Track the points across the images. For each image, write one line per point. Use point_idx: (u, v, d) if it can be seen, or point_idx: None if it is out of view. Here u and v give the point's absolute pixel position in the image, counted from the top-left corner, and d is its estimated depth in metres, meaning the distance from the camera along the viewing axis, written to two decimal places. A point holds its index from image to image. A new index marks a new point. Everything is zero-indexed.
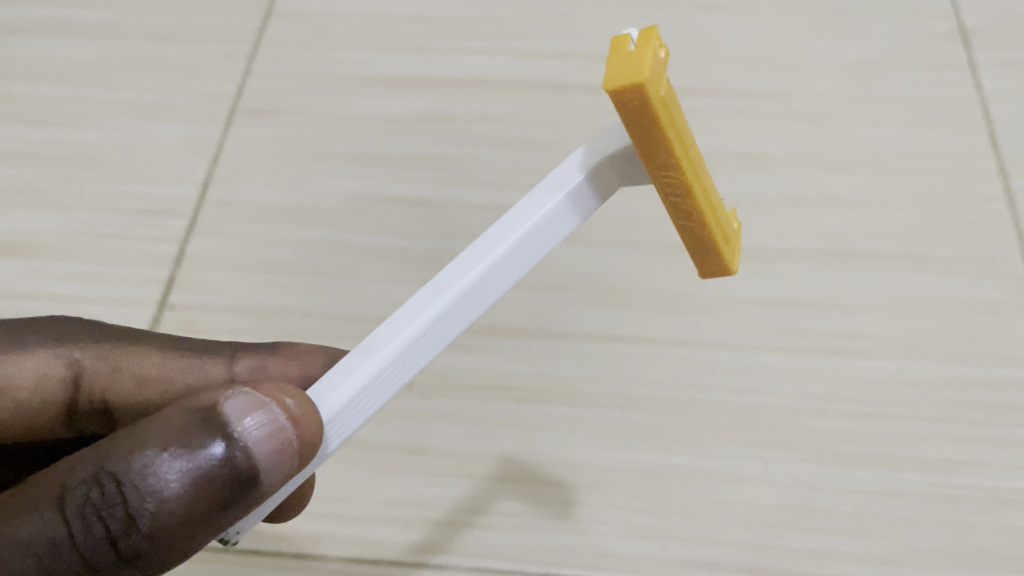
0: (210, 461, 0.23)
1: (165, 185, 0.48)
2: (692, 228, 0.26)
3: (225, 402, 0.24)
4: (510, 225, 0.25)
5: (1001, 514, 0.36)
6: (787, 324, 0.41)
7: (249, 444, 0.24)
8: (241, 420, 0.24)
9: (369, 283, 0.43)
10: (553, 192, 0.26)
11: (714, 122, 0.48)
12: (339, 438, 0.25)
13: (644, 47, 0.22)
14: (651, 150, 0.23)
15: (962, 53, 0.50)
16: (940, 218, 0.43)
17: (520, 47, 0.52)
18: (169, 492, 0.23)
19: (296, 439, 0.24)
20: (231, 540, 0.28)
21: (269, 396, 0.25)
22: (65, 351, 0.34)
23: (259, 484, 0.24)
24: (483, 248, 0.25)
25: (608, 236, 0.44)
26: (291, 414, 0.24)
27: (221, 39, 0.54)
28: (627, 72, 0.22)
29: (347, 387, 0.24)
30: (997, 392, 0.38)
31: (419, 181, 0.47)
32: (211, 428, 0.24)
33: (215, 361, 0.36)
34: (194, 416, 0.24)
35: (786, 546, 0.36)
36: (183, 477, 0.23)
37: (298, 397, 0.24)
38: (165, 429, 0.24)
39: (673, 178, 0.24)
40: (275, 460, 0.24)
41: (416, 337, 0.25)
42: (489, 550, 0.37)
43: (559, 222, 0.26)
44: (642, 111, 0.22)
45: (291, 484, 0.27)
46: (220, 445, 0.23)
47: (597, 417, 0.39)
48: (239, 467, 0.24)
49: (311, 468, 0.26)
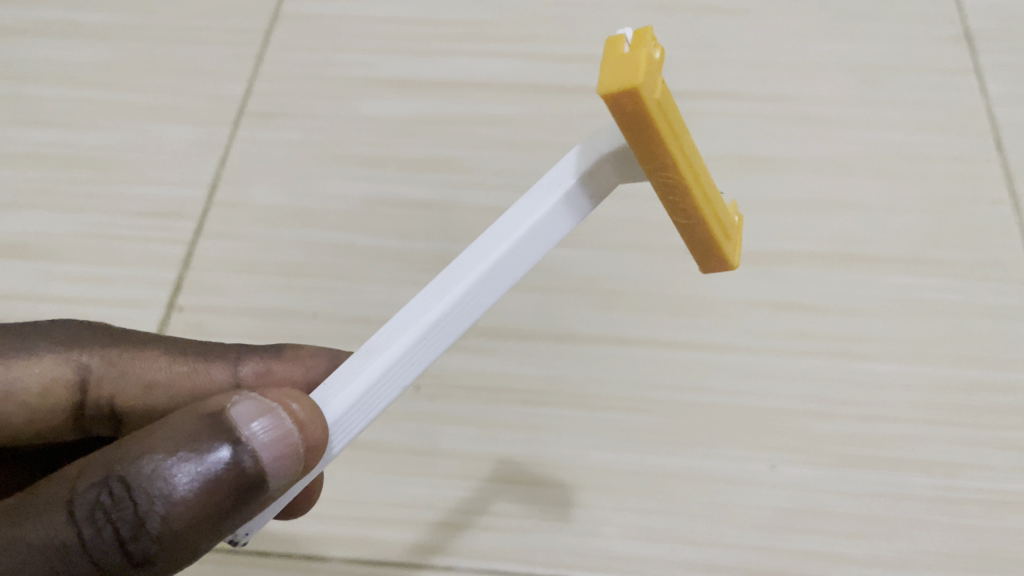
0: (218, 465, 0.23)
1: (174, 186, 0.48)
2: (691, 226, 0.26)
3: (233, 406, 0.25)
4: (508, 226, 0.26)
5: (1007, 517, 0.36)
6: (791, 327, 0.41)
7: (256, 448, 0.24)
8: (249, 425, 0.24)
9: (375, 285, 0.44)
10: (549, 193, 0.26)
11: (719, 125, 0.48)
12: (343, 442, 0.25)
13: (638, 49, 0.22)
14: (647, 151, 0.24)
15: (967, 56, 0.50)
16: (945, 222, 0.44)
17: (525, 50, 0.52)
18: (177, 495, 0.23)
19: (302, 442, 0.24)
20: (240, 541, 0.28)
21: (276, 401, 0.25)
22: (73, 355, 0.35)
23: (266, 488, 0.24)
24: (481, 250, 0.25)
25: (613, 238, 0.45)
26: (297, 418, 0.24)
27: (227, 41, 0.54)
28: (621, 75, 0.22)
29: (349, 391, 0.25)
30: (1002, 395, 0.39)
31: (425, 183, 0.47)
32: (218, 432, 0.24)
33: (221, 365, 0.36)
34: (203, 421, 0.24)
35: (792, 548, 0.36)
36: (193, 481, 0.23)
37: (303, 401, 0.24)
38: (174, 433, 0.24)
39: (671, 178, 0.25)
40: (282, 464, 0.24)
41: (417, 340, 0.25)
42: (496, 551, 0.37)
43: (557, 223, 0.26)
44: (636, 114, 0.22)
45: (298, 488, 0.27)
46: (228, 449, 0.24)
47: (603, 419, 0.39)
48: (246, 471, 0.24)
49: (317, 472, 0.26)
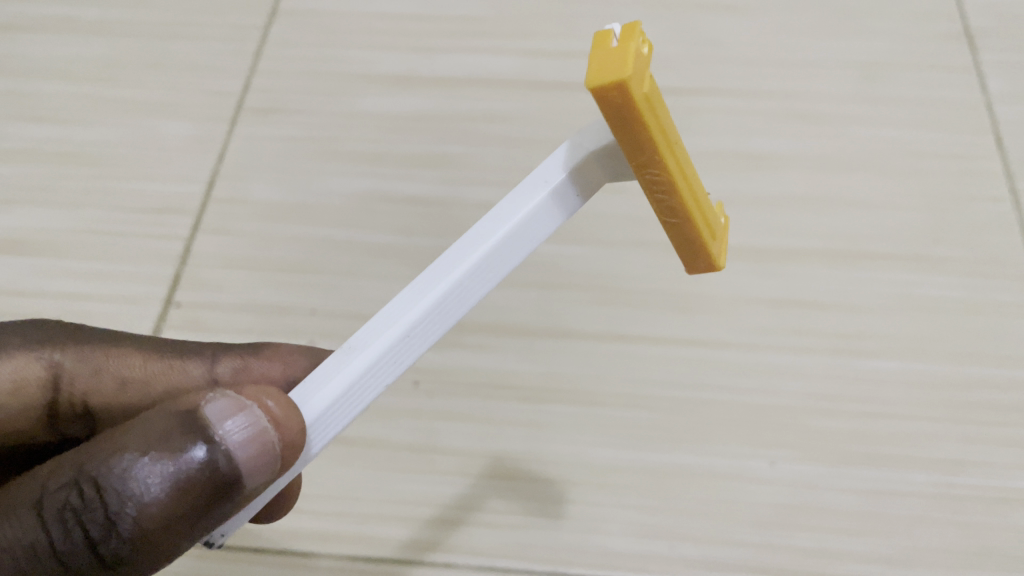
0: (191, 464, 0.23)
1: (172, 182, 0.48)
2: (678, 225, 0.26)
3: (207, 404, 0.24)
4: (495, 222, 0.25)
5: (1006, 514, 0.36)
6: (792, 324, 0.41)
7: (230, 447, 0.24)
8: (223, 423, 0.24)
9: (373, 282, 0.44)
10: (536, 190, 0.26)
11: (718, 122, 0.48)
12: (321, 442, 0.25)
13: (626, 43, 0.22)
14: (635, 147, 0.23)
15: (967, 54, 0.50)
16: (946, 218, 0.44)
17: (525, 46, 0.52)
18: (149, 496, 0.23)
19: (277, 441, 0.24)
20: (215, 543, 0.28)
21: (251, 399, 0.24)
22: (46, 353, 0.34)
23: (241, 488, 0.24)
24: (466, 247, 0.25)
25: (613, 235, 0.44)
26: (272, 416, 0.24)
27: (226, 37, 0.54)
28: (609, 68, 0.22)
29: (331, 388, 0.24)
30: (1003, 392, 0.38)
31: (424, 180, 0.47)
32: (191, 431, 0.24)
33: (197, 362, 0.36)
34: (176, 420, 0.24)
35: (793, 545, 0.36)
36: (165, 481, 0.23)
37: (280, 400, 0.24)
38: (147, 432, 0.23)
39: (658, 175, 0.24)
40: (257, 463, 0.24)
41: (399, 339, 0.25)
42: (495, 548, 0.37)
43: (544, 220, 0.26)
44: (624, 109, 0.22)
45: (275, 488, 0.27)
46: (201, 448, 0.23)
47: (602, 416, 0.39)
48: (221, 470, 0.23)
49: (295, 471, 0.26)
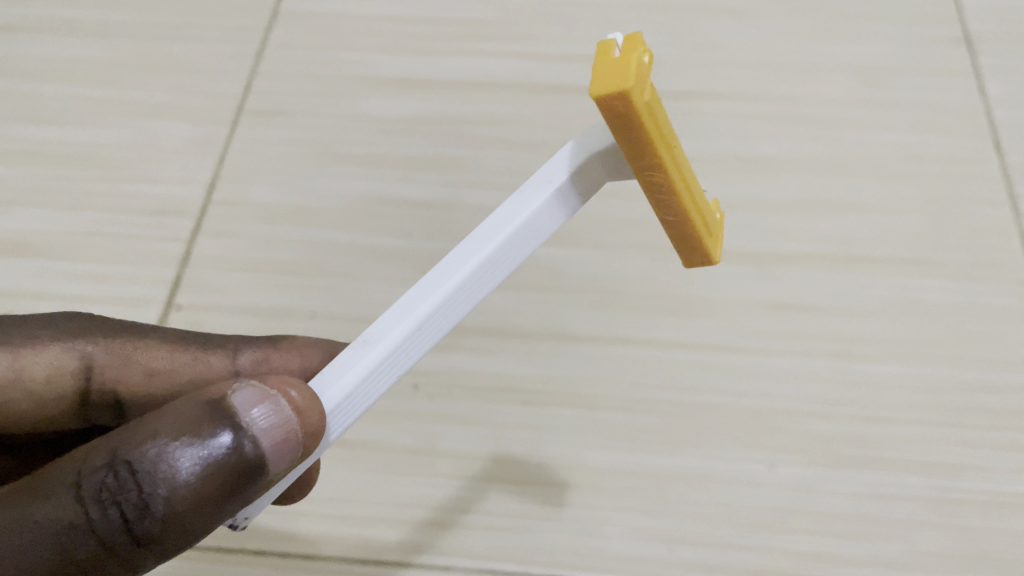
0: (221, 450, 0.23)
1: (173, 184, 0.48)
2: (677, 224, 0.26)
3: (233, 394, 0.25)
4: (502, 220, 0.26)
5: (1005, 518, 0.36)
6: (791, 327, 0.41)
7: (256, 434, 0.24)
8: (249, 412, 0.24)
9: (374, 284, 0.44)
10: (541, 190, 0.26)
11: (718, 125, 0.48)
12: (340, 429, 0.25)
13: (628, 54, 0.22)
14: (636, 152, 0.24)
15: (967, 57, 0.50)
16: (945, 223, 0.44)
17: (525, 50, 0.52)
18: (181, 479, 0.23)
19: (299, 428, 0.24)
20: (239, 526, 0.28)
21: (275, 388, 0.25)
22: (78, 344, 0.34)
23: (265, 474, 0.24)
24: (475, 243, 0.25)
25: (613, 238, 0.45)
26: (296, 405, 0.24)
27: (227, 40, 0.54)
28: (611, 78, 0.22)
29: (348, 378, 0.25)
30: (1002, 397, 0.39)
31: (425, 182, 0.47)
32: (219, 419, 0.24)
33: (220, 354, 0.36)
34: (204, 408, 0.24)
35: (791, 549, 0.36)
36: (196, 465, 0.23)
37: (302, 389, 0.24)
38: (178, 419, 0.24)
39: (657, 177, 0.25)
40: (280, 451, 0.24)
41: (412, 333, 0.25)
42: (494, 551, 0.37)
43: (549, 218, 0.26)
44: (626, 117, 0.22)
45: (295, 473, 0.27)
46: (228, 434, 0.24)
47: (602, 419, 0.39)
48: (247, 456, 0.24)
49: (315, 458, 0.26)
